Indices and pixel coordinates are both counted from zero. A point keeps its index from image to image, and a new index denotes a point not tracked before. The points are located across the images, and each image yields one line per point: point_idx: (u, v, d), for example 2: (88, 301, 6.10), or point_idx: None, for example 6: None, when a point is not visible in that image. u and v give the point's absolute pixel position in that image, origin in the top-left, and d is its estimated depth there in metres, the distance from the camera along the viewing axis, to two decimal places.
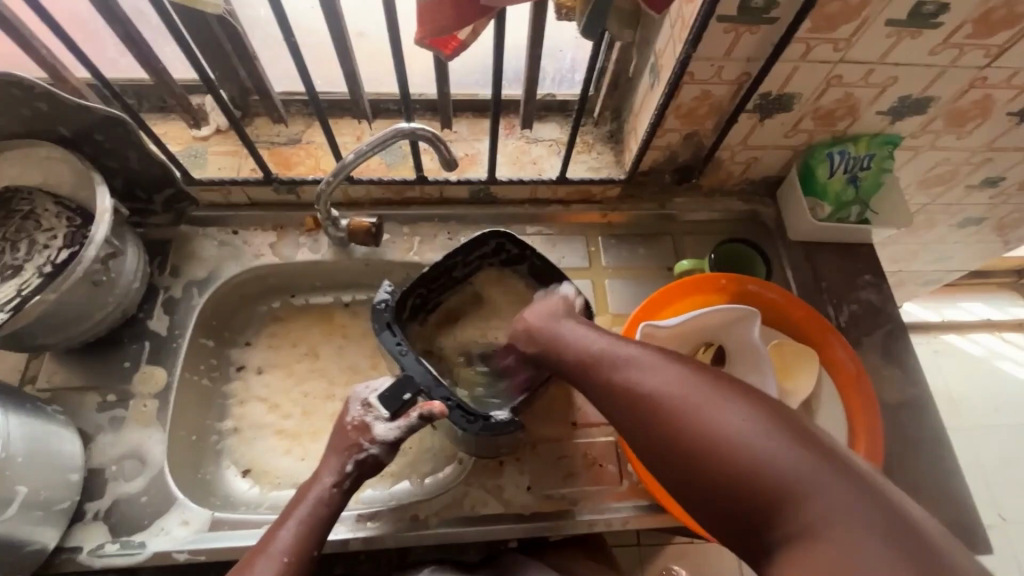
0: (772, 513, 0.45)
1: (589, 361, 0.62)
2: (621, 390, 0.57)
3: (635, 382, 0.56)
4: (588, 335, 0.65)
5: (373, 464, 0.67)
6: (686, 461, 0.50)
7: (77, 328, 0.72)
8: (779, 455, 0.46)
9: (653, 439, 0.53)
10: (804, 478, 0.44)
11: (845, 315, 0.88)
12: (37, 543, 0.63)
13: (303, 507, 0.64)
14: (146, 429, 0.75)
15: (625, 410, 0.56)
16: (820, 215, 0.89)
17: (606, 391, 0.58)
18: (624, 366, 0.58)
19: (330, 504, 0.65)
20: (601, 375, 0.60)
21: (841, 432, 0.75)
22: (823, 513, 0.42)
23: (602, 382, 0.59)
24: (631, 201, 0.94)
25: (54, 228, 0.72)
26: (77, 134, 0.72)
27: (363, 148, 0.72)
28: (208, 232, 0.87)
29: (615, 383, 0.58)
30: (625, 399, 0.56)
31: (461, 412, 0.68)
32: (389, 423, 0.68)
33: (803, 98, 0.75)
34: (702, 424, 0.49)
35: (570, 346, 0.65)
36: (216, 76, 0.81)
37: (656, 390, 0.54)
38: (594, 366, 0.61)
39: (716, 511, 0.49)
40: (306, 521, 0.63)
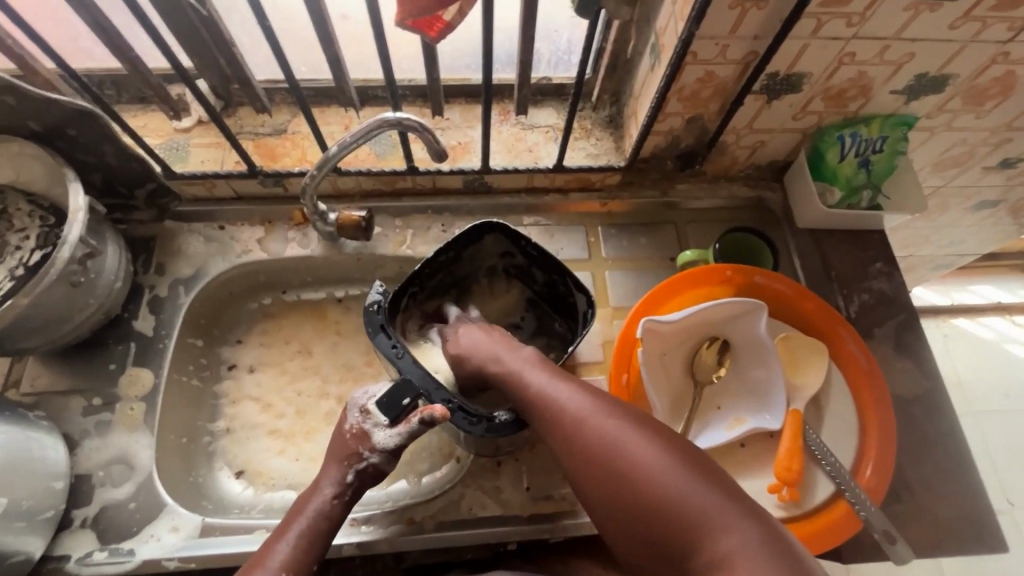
0: (686, 548, 0.45)
1: (522, 384, 0.61)
2: (552, 416, 0.56)
3: (564, 409, 0.55)
4: (524, 357, 0.64)
5: (374, 472, 0.66)
6: (611, 494, 0.49)
7: (58, 330, 0.69)
8: (696, 492, 0.46)
9: (580, 469, 0.52)
10: (719, 513, 0.44)
11: (856, 305, 0.84)
12: (23, 553, 0.62)
13: (301, 520, 0.62)
14: (134, 432, 0.73)
15: (554, 437, 0.55)
16: (829, 201, 0.85)
17: (538, 416, 0.58)
18: (556, 392, 0.57)
19: (331, 516, 0.63)
20: (534, 400, 0.59)
21: (851, 428, 0.72)
22: (731, 551, 0.42)
23: (539, 410, 0.58)
24: (632, 188, 0.91)
25: (26, 228, 0.69)
26: (49, 128, 0.69)
27: (348, 139, 0.69)
28: (193, 227, 0.84)
29: (547, 409, 0.57)
30: (557, 427, 0.55)
31: (463, 415, 0.66)
32: (389, 431, 0.66)
33: (813, 77, 0.71)
34: (627, 456, 0.49)
35: (509, 368, 0.64)
36: (195, 64, 0.78)
37: (586, 419, 0.53)
38: (528, 390, 0.60)
39: (632, 545, 0.49)
40: (305, 533, 0.61)
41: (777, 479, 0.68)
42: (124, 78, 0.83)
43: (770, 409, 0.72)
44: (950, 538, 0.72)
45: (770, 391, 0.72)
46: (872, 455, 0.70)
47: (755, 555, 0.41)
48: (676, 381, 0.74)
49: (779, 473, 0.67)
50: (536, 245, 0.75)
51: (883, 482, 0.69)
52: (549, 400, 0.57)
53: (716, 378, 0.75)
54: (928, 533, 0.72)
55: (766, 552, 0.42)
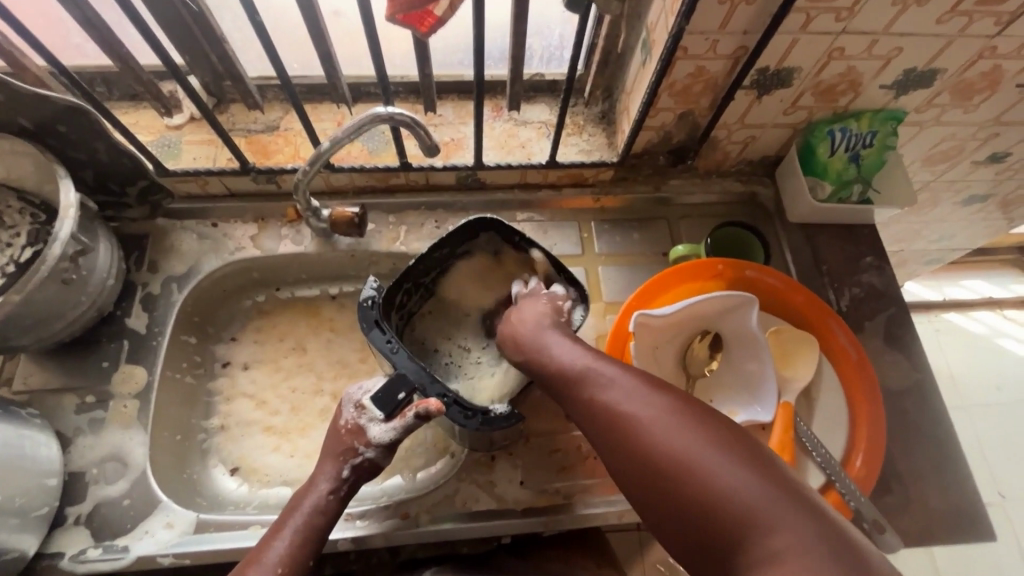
0: (735, 544, 0.43)
1: (566, 374, 0.59)
2: (592, 407, 0.55)
3: (606, 398, 0.54)
4: (568, 344, 0.63)
5: (370, 467, 0.66)
6: (655, 485, 0.48)
7: (50, 328, 0.69)
8: (748, 491, 0.44)
9: (623, 463, 0.51)
10: (770, 509, 0.43)
11: (847, 298, 0.85)
12: (17, 550, 0.61)
13: (297, 516, 0.62)
14: (128, 430, 0.73)
15: (596, 431, 0.54)
16: (820, 195, 0.85)
17: (581, 409, 0.56)
18: (597, 380, 0.56)
19: (326, 511, 0.63)
20: (577, 391, 0.57)
21: (841, 420, 0.73)
22: (783, 549, 0.41)
23: (579, 398, 0.57)
24: (625, 184, 0.91)
25: (17, 225, 0.69)
26: (39, 126, 0.69)
27: (339, 135, 0.69)
28: (186, 225, 0.84)
29: (590, 401, 0.55)
30: (600, 418, 0.54)
31: (458, 409, 0.66)
32: (384, 425, 0.66)
33: (803, 72, 0.72)
34: (673, 447, 0.48)
35: (551, 356, 0.63)
36: (186, 61, 0.77)
37: (631, 411, 0.52)
38: (571, 382, 0.59)
39: (676, 538, 0.47)
40: (302, 529, 0.61)
41: None
42: (115, 75, 0.83)
43: (761, 402, 0.72)
44: (939, 528, 0.73)
45: (762, 383, 0.73)
46: (862, 447, 0.71)
47: (808, 555, 0.40)
48: (669, 375, 0.75)
49: None
50: (529, 240, 0.75)
51: (872, 473, 0.70)
52: (592, 392, 0.56)
53: (708, 372, 0.76)
54: (918, 523, 0.73)
55: (821, 555, 0.40)
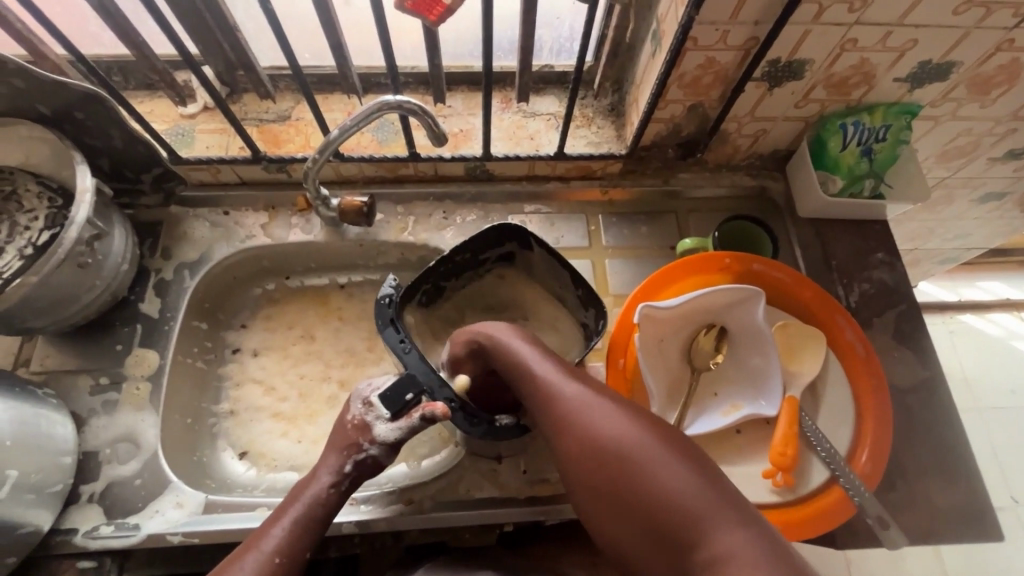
0: (681, 543, 0.44)
1: (522, 372, 0.59)
2: (546, 405, 0.55)
3: (560, 395, 0.54)
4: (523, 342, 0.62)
5: (373, 464, 0.67)
6: (605, 485, 0.49)
7: (66, 310, 0.71)
8: (703, 497, 0.45)
9: (578, 465, 0.51)
10: (713, 513, 0.44)
11: (856, 295, 0.84)
12: (32, 525, 0.63)
13: (297, 506, 0.63)
14: (139, 411, 0.75)
15: (549, 430, 0.55)
16: (832, 190, 0.84)
17: (537, 408, 0.56)
18: (551, 377, 0.56)
19: (326, 504, 0.64)
20: (533, 390, 0.57)
21: (847, 417, 0.72)
22: (724, 550, 0.42)
23: (534, 396, 0.57)
24: (633, 177, 0.91)
25: (35, 209, 0.70)
26: (57, 112, 0.70)
27: (348, 123, 0.70)
28: (199, 212, 0.86)
29: (547, 401, 0.55)
30: (553, 415, 0.54)
31: (463, 415, 0.67)
32: (389, 424, 0.67)
33: (815, 64, 0.71)
34: (624, 447, 0.49)
35: (509, 349, 0.61)
36: (200, 50, 0.78)
37: (585, 411, 0.52)
38: (526, 378, 0.58)
39: (624, 536, 0.48)
40: (300, 521, 0.62)
41: (771, 465, 0.68)
42: (131, 64, 0.84)
43: (766, 397, 0.72)
44: (946, 528, 0.72)
45: (766, 378, 0.72)
46: (867, 444, 0.70)
47: (747, 556, 0.41)
48: (674, 368, 0.74)
49: (774, 458, 0.67)
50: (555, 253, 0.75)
51: (877, 470, 0.69)
52: (550, 392, 0.55)
53: (713, 365, 0.74)
54: (924, 522, 0.72)
55: (762, 554, 0.42)
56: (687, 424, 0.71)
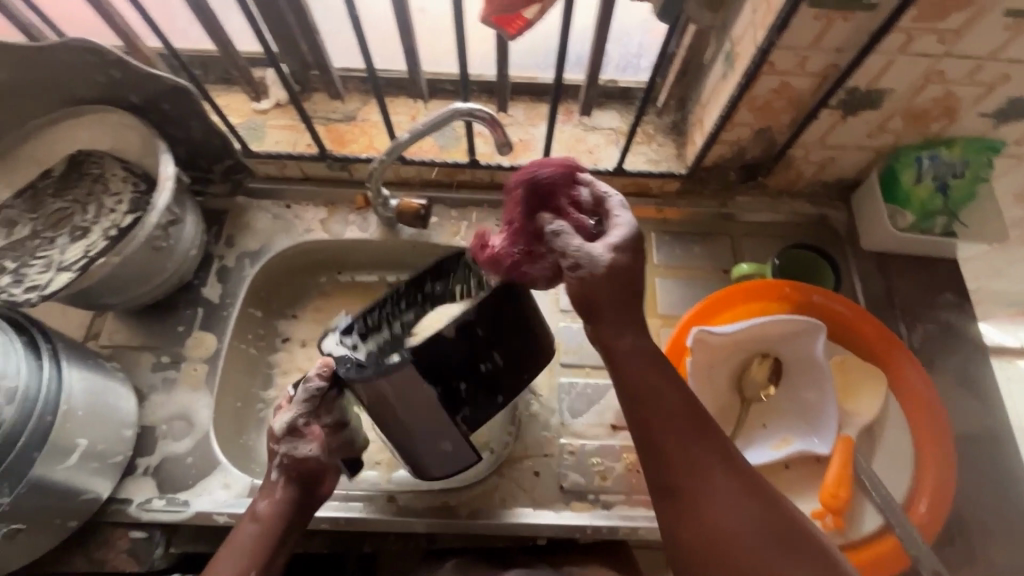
0: None
1: (649, 415, 0.53)
2: (689, 481, 0.51)
3: (708, 480, 0.51)
4: (665, 381, 0.54)
5: (292, 464, 0.61)
6: None
7: (136, 290, 0.74)
8: None
9: (698, 542, 0.49)
10: None
11: (919, 334, 0.81)
12: (92, 493, 0.66)
13: (244, 524, 0.61)
14: (196, 391, 0.78)
15: (680, 505, 0.51)
16: (900, 224, 0.81)
17: (661, 464, 0.52)
18: (698, 453, 0.52)
19: (269, 514, 0.60)
20: (675, 459, 0.52)
21: (905, 463, 0.69)
22: None
23: (675, 465, 0.51)
24: (689, 197, 0.90)
25: (120, 192, 0.73)
26: (145, 102, 0.74)
27: (417, 128, 0.71)
28: (263, 204, 0.89)
29: (678, 465, 0.51)
30: (690, 491, 0.51)
31: (351, 363, 0.58)
32: (285, 413, 0.61)
33: (895, 94, 0.69)
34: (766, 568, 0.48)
35: (660, 388, 0.53)
36: (279, 48, 0.82)
37: (733, 511, 0.49)
38: (654, 425, 0.53)
39: None
40: (245, 537, 0.60)
41: (822, 505, 0.66)
42: (213, 59, 0.88)
43: (819, 433, 0.70)
44: None
45: (821, 415, 0.70)
46: (926, 492, 0.67)
47: None
48: (723, 395, 0.73)
49: (825, 499, 0.65)
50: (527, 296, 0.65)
51: (936, 520, 0.66)
52: (692, 465, 0.51)
53: (764, 397, 0.73)
54: None
55: None
56: None
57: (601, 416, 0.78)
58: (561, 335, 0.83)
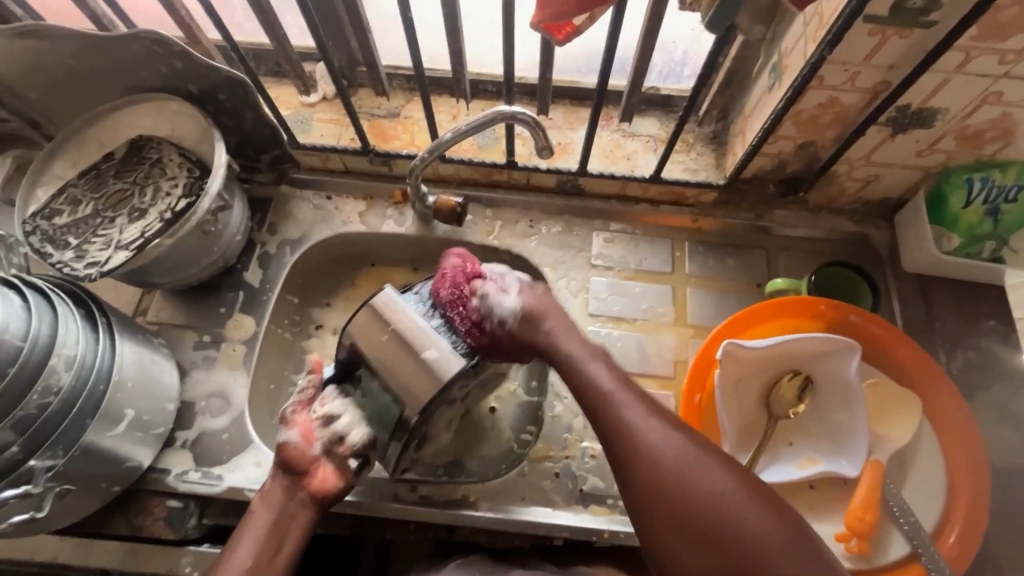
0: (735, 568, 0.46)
1: (601, 406, 0.58)
2: (620, 427, 0.55)
3: (637, 424, 0.55)
4: (593, 362, 0.62)
5: (289, 452, 0.66)
6: (666, 508, 0.50)
7: (184, 270, 0.77)
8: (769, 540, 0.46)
9: (636, 477, 0.52)
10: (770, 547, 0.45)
11: (958, 361, 0.78)
12: (135, 461, 0.70)
13: (248, 515, 0.64)
14: (234, 371, 0.81)
15: (618, 456, 0.55)
16: (946, 247, 0.79)
17: (613, 444, 0.55)
18: (625, 406, 0.57)
19: (270, 502, 0.65)
20: (609, 417, 0.57)
21: (937, 491, 0.67)
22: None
23: (608, 420, 0.57)
24: (725, 208, 0.89)
25: (176, 177, 0.76)
26: (203, 92, 0.77)
27: (460, 128, 0.72)
28: (306, 194, 0.92)
29: (630, 442, 0.54)
30: (622, 440, 0.55)
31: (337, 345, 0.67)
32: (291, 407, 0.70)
33: (948, 114, 0.67)
34: (693, 483, 0.50)
35: (586, 370, 0.61)
36: (330, 44, 0.84)
37: (658, 443, 0.53)
38: (606, 412, 0.57)
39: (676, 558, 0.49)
40: (253, 522, 0.63)
41: (846, 528, 0.65)
42: (266, 52, 0.91)
43: (848, 457, 0.68)
44: None
45: (850, 436, 0.69)
46: (957, 522, 0.65)
47: None
48: (750, 410, 0.72)
49: (850, 522, 0.64)
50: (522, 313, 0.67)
51: (966, 553, 0.64)
52: (622, 415, 0.56)
53: (792, 414, 0.72)
54: None
55: None
56: (759, 471, 0.69)
57: None
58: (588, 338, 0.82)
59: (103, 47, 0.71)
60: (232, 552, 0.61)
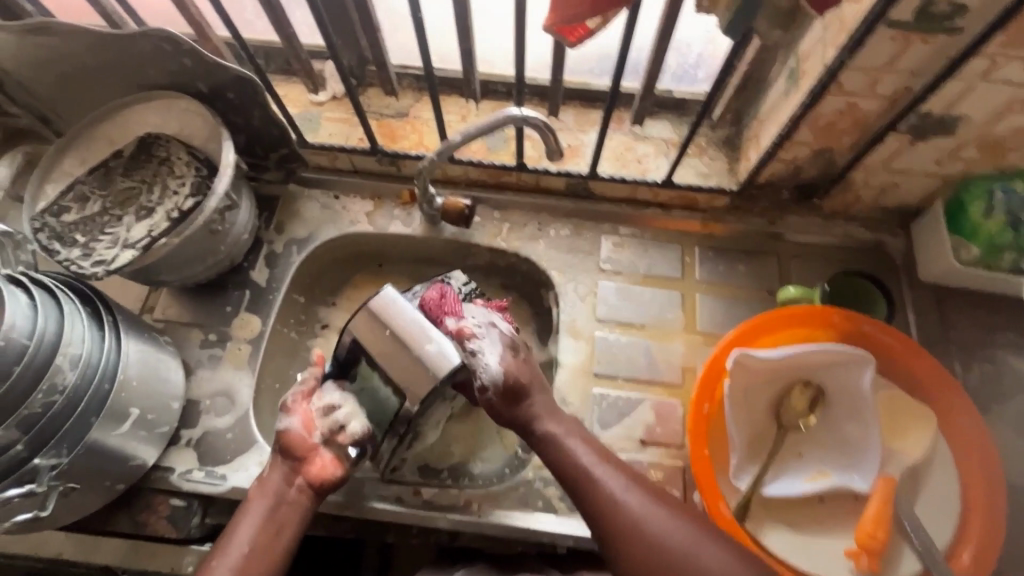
0: None
1: (583, 484, 0.61)
2: (613, 511, 0.58)
3: (629, 508, 0.58)
4: (569, 436, 0.64)
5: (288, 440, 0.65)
6: None
7: (191, 269, 0.77)
8: None
9: (639, 561, 0.56)
10: None
11: (975, 375, 0.77)
12: (139, 459, 0.70)
13: (246, 506, 0.63)
14: (239, 370, 0.81)
15: (614, 541, 0.58)
16: (964, 257, 0.77)
17: (607, 529, 0.58)
18: (612, 487, 0.60)
19: (268, 489, 0.64)
20: (598, 500, 0.59)
21: (951, 509, 0.66)
22: None
23: (597, 502, 0.59)
24: (738, 213, 0.87)
25: (183, 176, 0.76)
26: (212, 90, 0.77)
27: (470, 131, 0.72)
28: (313, 193, 0.91)
29: (626, 523, 0.58)
30: (617, 524, 0.58)
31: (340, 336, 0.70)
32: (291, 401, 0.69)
33: (971, 122, 0.65)
34: (697, 566, 0.55)
35: (564, 449, 0.63)
36: (340, 43, 0.84)
37: (654, 528, 0.57)
38: (589, 489, 0.60)
39: None
40: (251, 511, 0.62)
41: (856, 545, 0.64)
42: (276, 49, 0.90)
43: (860, 470, 0.67)
44: None
45: (862, 449, 0.67)
46: (972, 542, 0.64)
47: None
48: (759, 420, 0.71)
49: (860, 539, 0.63)
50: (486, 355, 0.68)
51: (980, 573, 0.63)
52: (611, 498, 0.59)
53: (802, 426, 0.71)
54: None
55: None
56: (765, 483, 0.68)
57: (630, 430, 0.76)
58: (595, 344, 0.81)
59: (113, 44, 0.70)
60: (229, 542, 0.60)
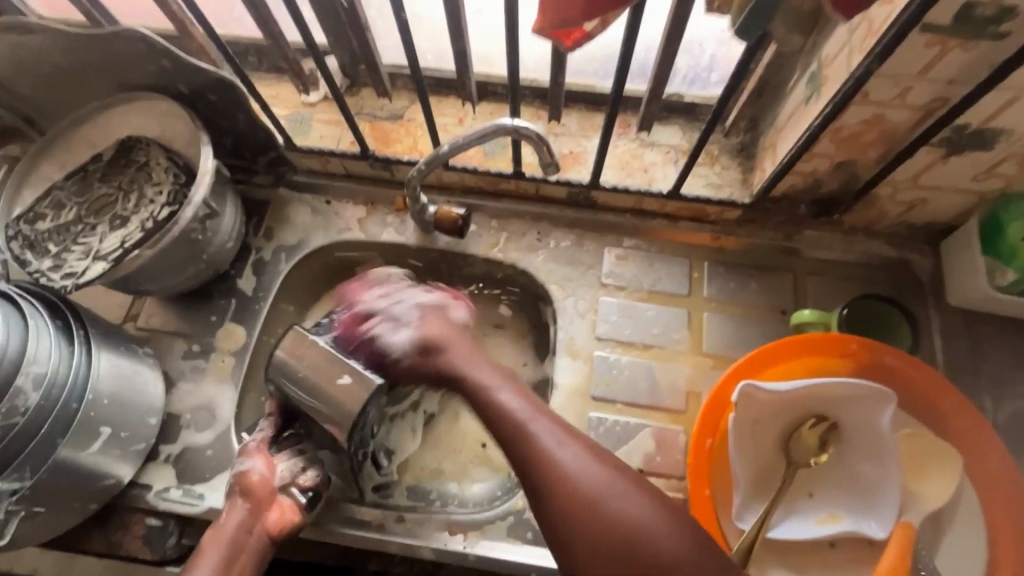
0: None
1: (518, 430, 0.59)
2: (541, 457, 0.56)
3: (556, 454, 0.56)
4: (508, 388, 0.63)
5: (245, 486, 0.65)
6: (593, 535, 0.52)
7: (171, 279, 0.74)
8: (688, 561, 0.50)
9: (559, 504, 0.54)
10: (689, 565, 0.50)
11: (1005, 410, 0.71)
12: (114, 478, 0.67)
13: (205, 544, 0.62)
14: (222, 384, 0.78)
15: (539, 485, 0.55)
16: (998, 282, 0.70)
17: (534, 476, 0.56)
18: (542, 434, 0.57)
19: (228, 531, 0.63)
20: (529, 447, 0.57)
21: (975, 559, 0.61)
22: None
23: (527, 448, 0.57)
24: (750, 227, 0.81)
25: (161, 182, 0.73)
26: (194, 92, 0.73)
27: (459, 140, 0.67)
28: (304, 198, 0.87)
29: (554, 474, 0.55)
30: (543, 469, 0.55)
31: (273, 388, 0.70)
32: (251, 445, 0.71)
33: (1014, 136, 0.58)
34: (615, 512, 0.52)
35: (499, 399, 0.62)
36: (330, 41, 0.80)
37: (579, 473, 0.54)
38: (528, 443, 0.57)
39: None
40: (210, 550, 0.61)
41: None
42: (266, 47, 0.86)
43: (876, 516, 0.62)
44: None
45: (879, 491, 0.62)
46: None
47: None
48: (764, 457, 0.66)
49: None
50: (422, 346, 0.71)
51: None
52: (539, 443, 0.57)
53: (813, 463, 0.65)
54: None
55: None
56: (772, 525, 0.63)
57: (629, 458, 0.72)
58: (594, 365, 0.76)
59: (89, 43, 0.67)
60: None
